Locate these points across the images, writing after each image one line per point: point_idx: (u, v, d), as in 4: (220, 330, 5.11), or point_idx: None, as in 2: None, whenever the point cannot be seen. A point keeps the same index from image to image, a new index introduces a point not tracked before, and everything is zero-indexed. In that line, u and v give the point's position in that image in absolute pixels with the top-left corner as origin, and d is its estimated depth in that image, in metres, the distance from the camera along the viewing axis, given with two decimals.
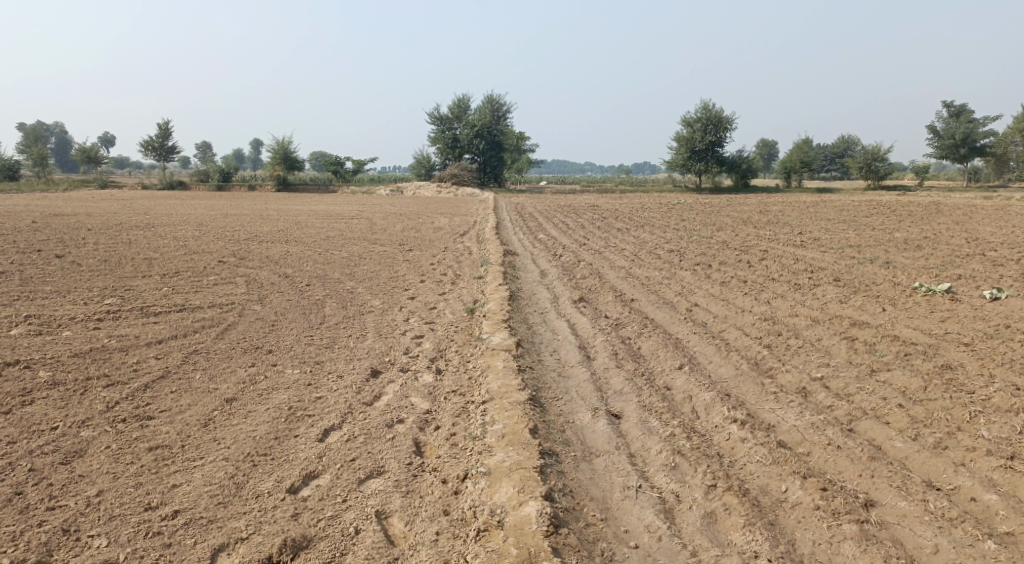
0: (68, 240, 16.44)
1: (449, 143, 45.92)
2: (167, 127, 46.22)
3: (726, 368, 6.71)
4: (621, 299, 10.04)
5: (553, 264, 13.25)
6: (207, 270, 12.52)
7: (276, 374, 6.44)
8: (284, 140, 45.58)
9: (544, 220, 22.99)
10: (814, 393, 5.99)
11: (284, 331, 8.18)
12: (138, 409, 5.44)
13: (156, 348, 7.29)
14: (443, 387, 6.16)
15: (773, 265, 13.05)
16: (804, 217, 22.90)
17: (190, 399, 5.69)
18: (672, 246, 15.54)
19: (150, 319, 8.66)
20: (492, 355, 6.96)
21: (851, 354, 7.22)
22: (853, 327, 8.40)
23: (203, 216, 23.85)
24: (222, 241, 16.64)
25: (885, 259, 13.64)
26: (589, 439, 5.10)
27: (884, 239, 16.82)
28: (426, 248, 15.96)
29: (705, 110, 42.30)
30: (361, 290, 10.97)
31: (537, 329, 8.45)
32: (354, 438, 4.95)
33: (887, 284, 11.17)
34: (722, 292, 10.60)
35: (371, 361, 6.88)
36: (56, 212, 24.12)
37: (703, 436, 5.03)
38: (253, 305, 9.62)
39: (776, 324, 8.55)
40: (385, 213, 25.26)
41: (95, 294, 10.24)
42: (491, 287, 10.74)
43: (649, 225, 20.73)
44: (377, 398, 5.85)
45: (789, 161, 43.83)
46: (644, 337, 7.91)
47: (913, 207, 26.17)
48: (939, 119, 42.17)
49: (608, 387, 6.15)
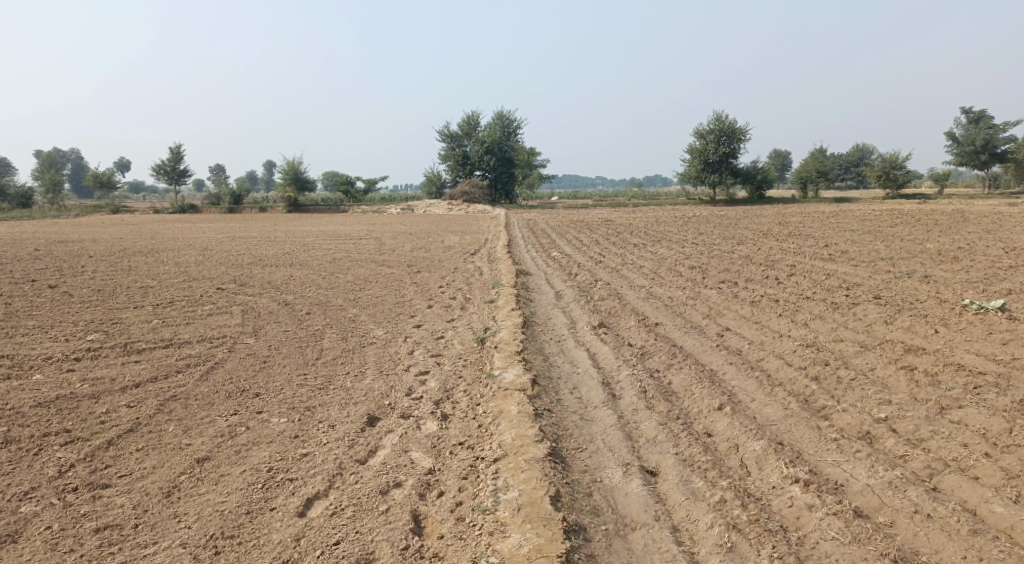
0: (67, 268, 15.86)
1: (460, 160, 45.35)
2: (179, 151, 45.97)
3: (773, 408, 5.85)
4: (645, 324, 9.21)
5: (569, 285, 12.42)
6: (203, 299, 11.83)
7: (260, 424, 5.66)
8: (294, 161, 45.32)
9: (557, 236, 22.26)
10: (881, 440, 5.15)
11: (275, 369, 7.39)
12: (93, 474, 4.69)
13: (130, 394, 6.53)
14: (448, 437, 5.35)
15: (804, 282, 12.16)
16: (826, 229, 21.91)
17: (157, 460, 4.94)
18: (694, 263, 14.67)
19: (131, 358, 7.93)
20: (505, 397, 6.15)
21: (913, 388, 6.35)
22: (907, 354, 7.52)
23: (209, 240, 23.21)
24: (225, 266, 15.99)
25: (924, 273, 12.72)
26: (622, 505, 4.28)
27: (916, 251, 15.84)
28: (435, 269, 15.21)
29: (718, 122, 41.50)
30: (364, 318, 10.19)
31: (555, 361, 7.65)
32: (342, 513, 4.17)
33: (933, 302, 10.27)
34: (754, 314, 9.71)
35: (367, 406, 6.08)
36: (62, 238, 23.54)
37: (759, 502, 4.21)
38: (247, 339, 8.87)
39: (821, 351, 7.67)
40: (394, 232, 24.56)
41: (80, 329, 9.53)
42: (503, 313, 9.92)
43: (666, 240, 19.87)
44: (373, 453, 5.05)
45: (804, 171, 42.86)
46: (675, 370, 7.06)
47: (938, 215, 25.28)
48: (957, 126, 41.18)
49: (639, 435, 5.32)
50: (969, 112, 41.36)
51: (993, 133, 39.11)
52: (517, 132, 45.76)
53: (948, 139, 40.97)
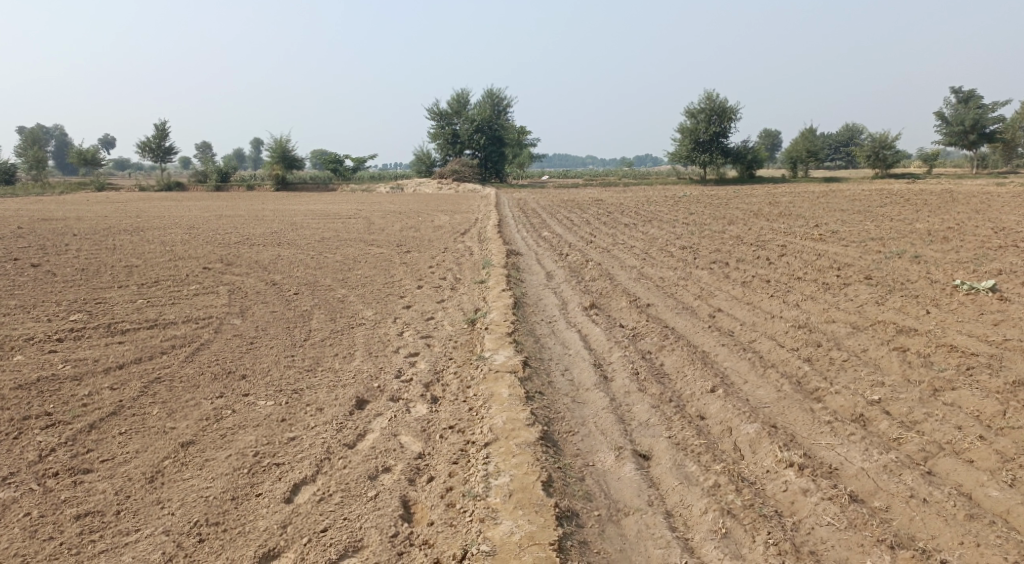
0: (50, 247, 15.60)
1: (449, 138, 44.96)
2: (165, 128, 45.28)
3: (766, 390, 5.80)
4: (636, 305, 9.14)
5: (559, 265, 12.33)
6: (189, 279, 11.65)
7: (247, 408, 5.55)
8: (282, 138, 44.78)
9: (547, 215, 22.12)
10: (875, 423, 5.12)
11: (262, 351, 7.27)
12: (75, 459, 4.58)
13: (113, 377, 6.39)
14: (438, 420, 5.27)
15: (795, 263, 12.12)
16: (816, 209, 21.86)
17: (141, 444, 4.83)
18: (685, 243, 14.60)
19: (115, 339, 7.78)
20: (495, 379, 6.06)
21: (906, 370, 6.33)
22: (900, 335, 7.49)
23: (196, 219, 22.94)
24: (212, 245, 15.78)
25: (915, 254, 12.70)
26: (614, 490, 4.23)
27: (907, 231, 15.84)
28: (425, 248, 15.07)
29: (709, 101, 41.28)
30: (352, 299, 10.06)
31: (546, 343, 7.57)
32: (329, 499, 4.09)
33: (924, 282, 10.25)
34: (745, 295, 9.66)
35: (356, 389, 5.98)
36: (46, 217, 23.19)
37: (753, 487, 4.18)
38: (233, 320, 8.73)
39: (813, 332, 7.62)
40: (384, 212, 24.35)
41: (63, 309, 9.35)
42: (494, 293, 9.83)
43: (657, 220, 19.79)
44: (361, 438, 4.96)
45: (794, 151, 42.79)
46: (667, 351, 7.00)
47: (927, 195, 25.29)
48: (947, 106, 41.18)
49: (632, 418, 5.26)
50: (959, 92, 41.32)
51: (982, 113, 39.11)
52: (507, 111, 45.35)
53: (937, 119, 40.95)
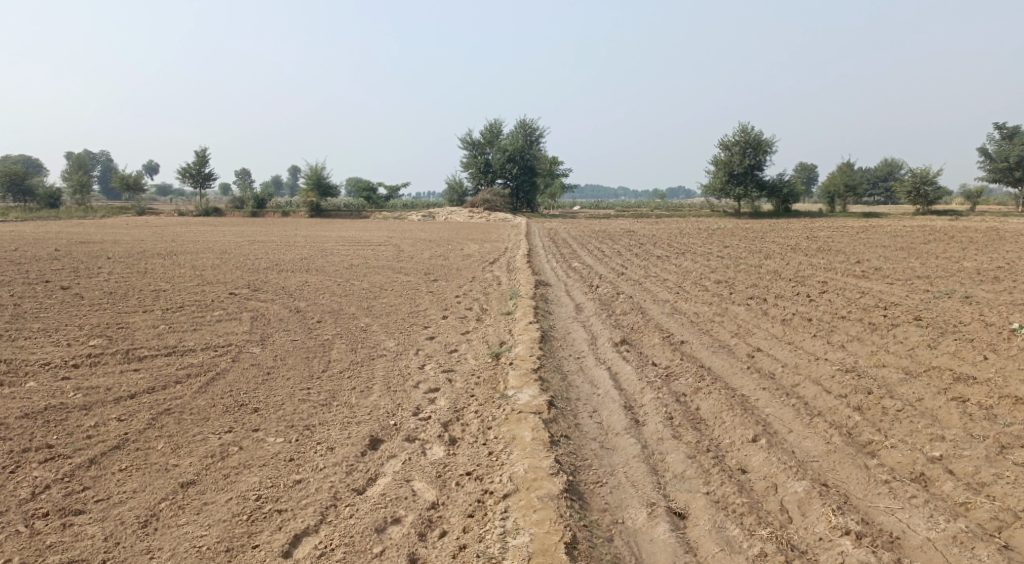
0: (82, 269, 15.68)
1: (482, 168, 45.10)
2: (205, 155, 46.23)
3: (813, 442, 5.32)
4: (669, 342, 8.70)
5: (590, 297, 11.96)
6: (214, 304, 11.51)
7: (255, 444, 5.25)
8: (318, 166, 45.38)
9: (578, 246, 21.81)
10: (937, 484, 4.63)
11: (278, 382, 6.98)
12: (67, 498, 4.32)
13: (122, 406, 6.15)
14: (456, 465, 4.89)
15: (837, 300, 11.57)
16: (856, 244, 21.16)
17: (139, 483, 4.54)
18: (720, 277, 14.11)
19: (131, 366, 7.57)
20: (519, 420, 5.68)
21: (968, 422, 5.80)
22: (957, 383, 6.92)
23: (228, 243, 23.09)
24: (240, 270, 15.72)
25: (965, 294, 12.06)
26: (646, 555, 3.87)
27: (954, 269, 15.13)
28: (453, 277, 14.81)
29: (744, 133, 40.82)
30: (375, 328, 9.79)
31: (574, 381, 7.18)
32: (331, 555, 3.80)
33: (978, 325, 9.65)
34: (786, 334, 9.16)
35: (371, 426, 5.65)
36: (84, 239, 23.50)
37: (803, 558, 3.79)
38: (252, 348, 8.50)
39: (862, 377, 7.10)
40: (414, 240, 24.24)
41: (84, 333, 9.22)
42: (521, 326, 9.45)
43: (690, 252, 19.34)
44: (373, 482, 4.62)
45: (832, 185, 41.98)
46: (704, 394, 6.54)
47: (972, 232, 24.39)
48: (991, 142, 40.15)
49: (666, 469, 4.84)
50: (1002, 128, 40.30)
51: None
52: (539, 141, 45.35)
53: (980, 154, 39.90)
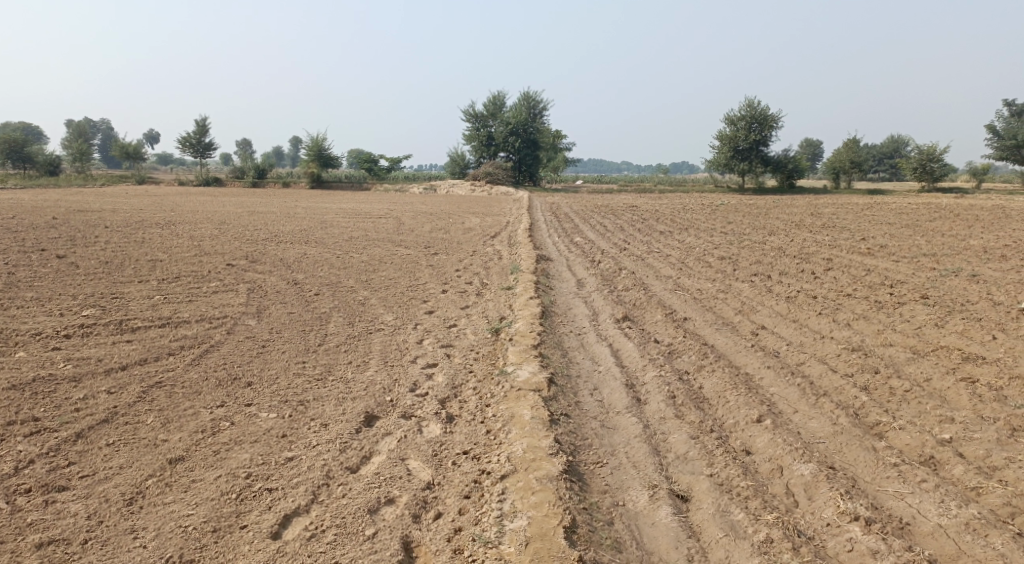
0: (79, 238, 15.50)
1: (484, 141, 44.64)
2: (204, 124, 45.73)
3: (819, 423, 5.17)
4: (672, 318, 8.54)
5: (591, 273, 11.78)
6: (210, 275, 11.34)
7: (247, 420, 5.11)
8: (318, 136, 44.92)
9: (580, 220, 21.59)
10: (948, 467, 4.50)
11: (272, 356, 6.83)
12: (51, 474, 4.21)
13: (113, 378, 6.01)
14: (452, 444, 4.76)
15: (843, 278, 11.39)
16: (862, 221, 20.90)
17: (125, 459, 4.41)
18: (724, 253, 13.91)
19: (123, 338, 7.42)
20: (518, 398, 5.54)
21: (978, 404, 5.66)
22: (966, 364, 6.77)
23: (227, 214, 22.86)
24: (238, 242, 15.53)
25: (972, 272, 11.87)
26: (647, 540, 3.75)
27: (960, 248, 14.92)
28: (453, 251, 14.62)
29: (750, 108, 40.27)
30: (373, 302, 9.63)
31: (575, 357, 7.03)
32: (321, 537, 3.69)
33: (986, 304, 9.47)
34: (791, 312, 9.00)
35: (366, 402, 5.51)
36: (82, 208, 23.27)
37: (810, 545, 3.67)
38: (248, 321, 8.34)
39: (869, 356, 6.95)
40: (415, 212, 24.00)
41: (77, 303, 9.06)
42: (521, 301, 9.29)
43: (694, 228, 19.12)
44: (366, 460, 4.49)
45: (837, 161, 41.53)
46: (707, 373, 6.39)
47: (977, 210, 24.10)
48: (999, 119, 39.62)
49: (667, 450, 4.70)
50: (1012, 104, 39.72)
51: None
52: (542, 114, 44.76)
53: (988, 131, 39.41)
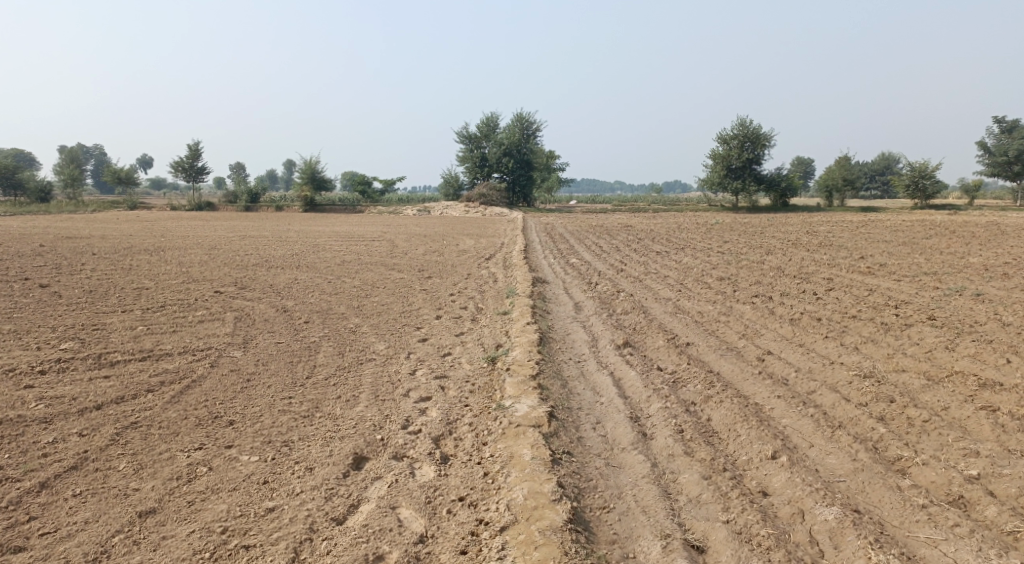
0: (65, 266, 15.14)
1: (477, 162, 44.56)
2: (197, 148, 45.52)
3: (838, 459, 4.86)
4: (674, 344, 8.24)
5: (589, 296, 11.50)
6: (198, 303, 11.01)
7: (227, 464, 4.77)
8: (312, 159, 44.79)
9: (575, 241, 21.36)
10: (979, 508, 4.20)
11: (257, 391, 6.49)
12: (9, 532, 3.91)
13: (86, 419, 5.67)
14: (447, 489, 4.44)
15: (845, 298, 11.13)
16: (858, 239, 20.73)
17: (91, 512, 4.10)
18: (722, 274, 13.65)
19: (101, 373, 7.08)
20: (517, 435, 5.21)
21: (1003, 435, 5.36)
22: (984, 390, 6.46)
23: (219, 238, 22.54)
24: (229, 267, 15.20)
25: (976, 291, 11.61)
26: None
27: (960, 265, 14.70)
28: (447, 274, 14.33)
29: (742, 127, 40.34)
30: (365, 329, 9.31)
31: (575, 388, 6.71)
32: None
33: (995, 325, 9.21)
34: (796, 335, 8.71)
35: (355, 441, 5.17)
36: (72, 234, 22.96)
37: None
38: (234, 352, 7.99)
39: (883, 383, 6.64)
40: (409, 235, 23.73)
41: (57, 336, 8.71)
42: (518, 328, 8.98)
43: (690, 248, 18.89)
44: (354, 510, 4.18)
45: (829, 179, 41.54)
46: (715, 403, 6.07)
47: (973, 227, 24.00)
48: (989, 136, 39.77)
49: (678, 491, 4.39)
50: (1001, 121, 39.89)
51: None
52: (535, 135, 44.74)
53: (979, 148, 39.52)
